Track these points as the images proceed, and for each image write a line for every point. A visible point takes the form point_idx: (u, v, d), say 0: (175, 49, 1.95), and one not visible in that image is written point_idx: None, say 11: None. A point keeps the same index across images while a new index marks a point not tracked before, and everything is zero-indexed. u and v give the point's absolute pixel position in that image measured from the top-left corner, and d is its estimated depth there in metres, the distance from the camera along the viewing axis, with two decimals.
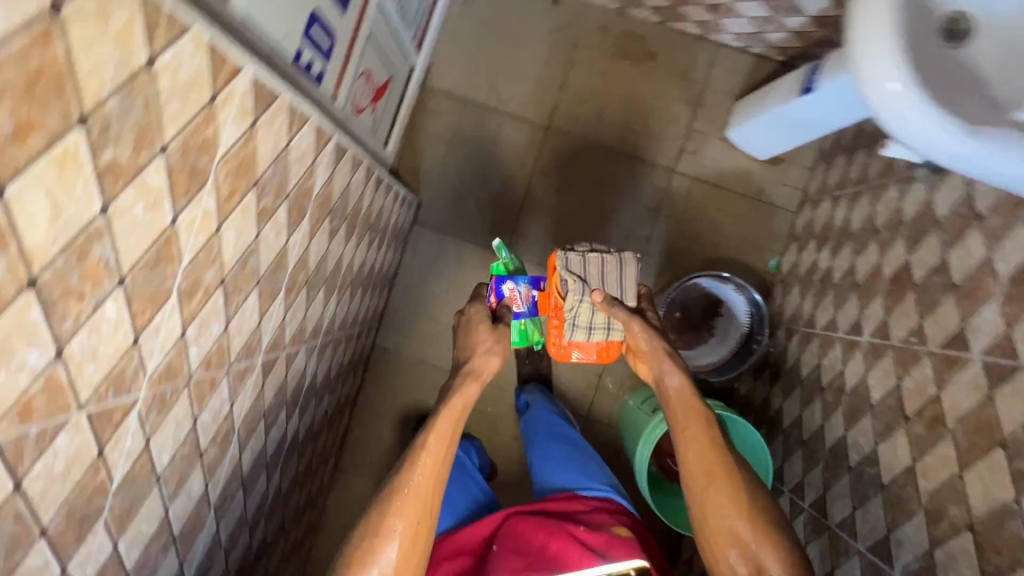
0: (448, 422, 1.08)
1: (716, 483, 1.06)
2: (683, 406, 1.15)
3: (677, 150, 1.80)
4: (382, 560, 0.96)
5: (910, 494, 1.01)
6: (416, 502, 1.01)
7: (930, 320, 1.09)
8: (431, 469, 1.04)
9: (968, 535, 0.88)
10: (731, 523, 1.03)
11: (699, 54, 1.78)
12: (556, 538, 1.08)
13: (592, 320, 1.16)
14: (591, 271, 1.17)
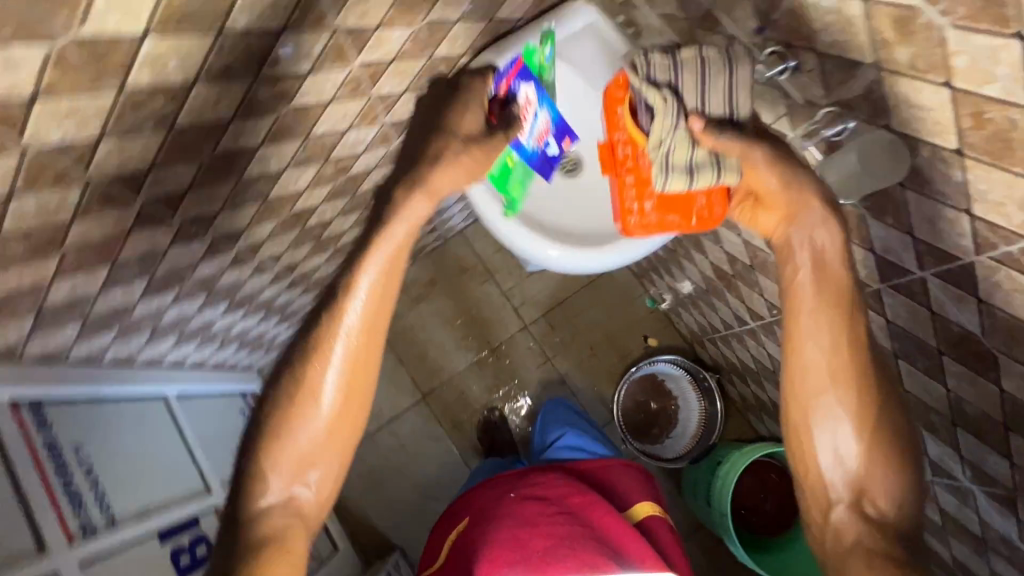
0: (387, 262, 0.86)
1: (830, 391, 0.81)
2: (818, 285, 0.82)
3: (512, 311, 1.97)
4: (294, 436, 0.83)
5: None
6: (348, 384, 0.85)
7: (765, 293, 1.24)
8: (363, 352, 0.86)
9: (955, 430, 0.96)
10: (830, 430, 0.81)
11: (456, 248, 2.01)
12: (603, 515, 1.10)
13: (696, 155, 0.87)
14: (683, 83, 0.86)
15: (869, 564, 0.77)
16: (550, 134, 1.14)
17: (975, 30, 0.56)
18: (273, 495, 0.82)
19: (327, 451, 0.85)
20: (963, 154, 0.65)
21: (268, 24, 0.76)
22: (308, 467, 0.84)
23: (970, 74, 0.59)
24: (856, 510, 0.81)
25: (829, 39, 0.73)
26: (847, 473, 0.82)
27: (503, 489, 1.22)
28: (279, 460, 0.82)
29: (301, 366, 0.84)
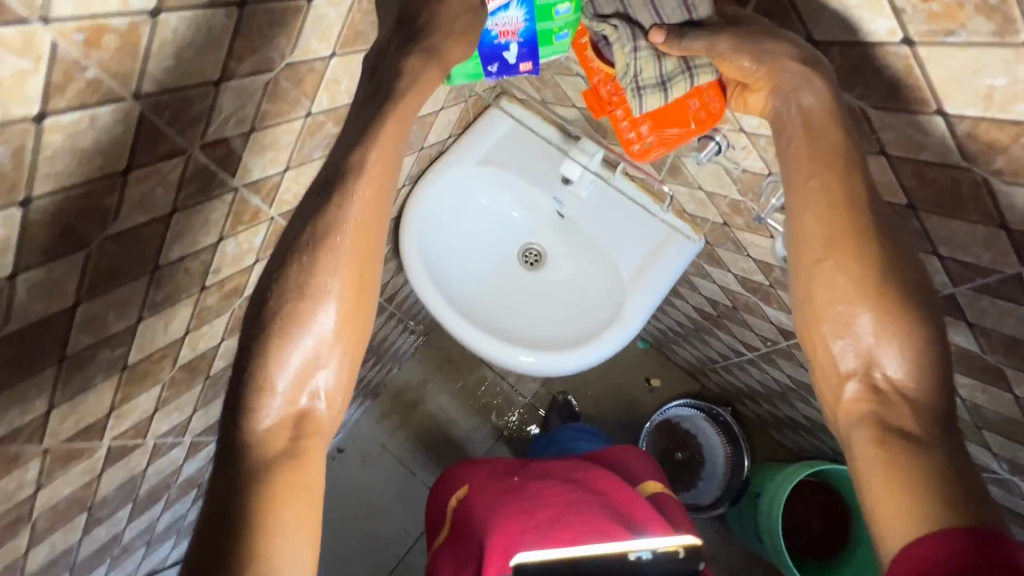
0: (378, 177, 0.60)
1: (842, 250, 0.59)
2: (809, 136, 0.60)
3: (511, 387, 1.92)
4: (301, 348, 0.59)
5: None
6: (352, 289, 0.61)
7: (756, 328, 1.23)
8: (360, 248, 0.60)
9: (984, 434, 0.94)
10: (851, 305, 0.59)
11: (439, 339, 1.97)
12: (606, 483, 1.06)
13: (667, 67, 0.68)
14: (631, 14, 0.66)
15: (883, 443, 0.56)
16: (513, 40, 0.76)
17: (894, 109, 0.57)
18: (273, 411, 0.58)
19: (330, 358, 0.60)
20: (916, 211, 0.66)
21: (202, 244, 0.73)
22: (322, 359, 0.60)
23: (901, 144, 0.60)
24: (866, 402, 0.59)
25: (752, 121, 0.75)
26: (877, 357, 0.59)
27: (503, 468, 1.19)
28: (283, 367, 0.58)
29: (286, 272, 0.59)
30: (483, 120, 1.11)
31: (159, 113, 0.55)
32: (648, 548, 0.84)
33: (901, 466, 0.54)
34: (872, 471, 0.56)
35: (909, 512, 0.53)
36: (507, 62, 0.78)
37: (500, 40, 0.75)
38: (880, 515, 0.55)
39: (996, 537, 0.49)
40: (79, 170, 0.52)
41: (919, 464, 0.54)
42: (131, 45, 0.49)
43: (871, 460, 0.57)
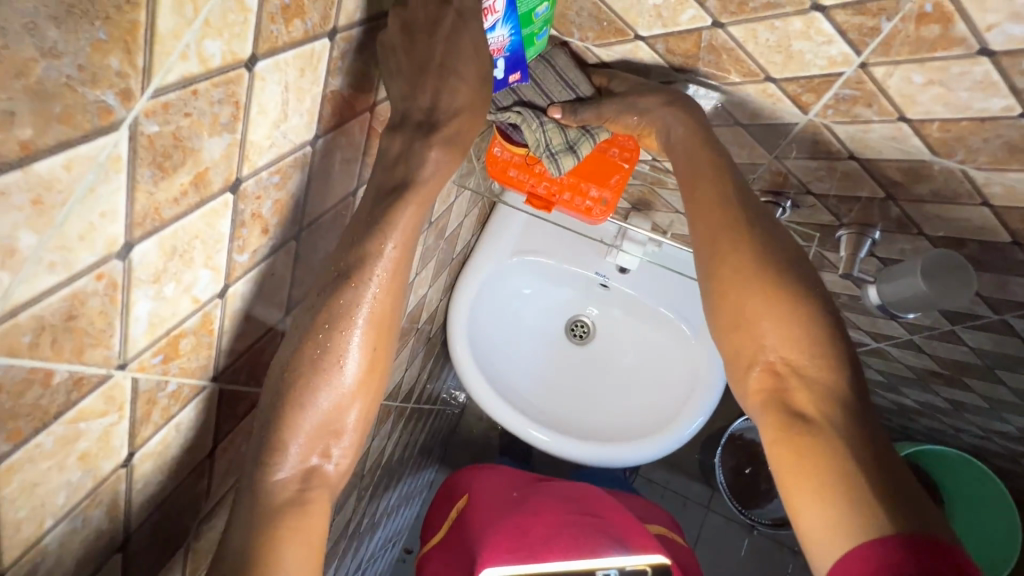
0: (398, 256, 0.47)
1: (727, 246, 0.53)
2: (686, 150, 0.59)
3: None
4: (313, 414, 0.44)
5: (1014, 406, 1.06)
6: (368, 361, 0.47)
7: None
8: (388, 309, 0.47)
9: None
10: (748, 293, 0.51)
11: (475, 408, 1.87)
12: (611, 507, 0.89)
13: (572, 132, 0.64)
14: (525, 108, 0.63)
15: (792, 436, 0.47)
16: (499, 56, 0.56)
17: (1006, 170, 0.54)
18: (285, 465, 0.44)
19: (355, 407, 0.46)
20: (1020, 244, 0.63)
21: None
22: (345, 428, 0.46)
23: (1010, 197, 0.57)
24: (771, 390, 0.50)
25: (823, 184, 0.69)
26: (779, 348, 0.50)
27: (516, 481, 0.96)
28: (296, 429, 0.44)
29: (313, 331, 0.45)
30: (499, 214, 1.02)
31: (234, 379, 0.48)
32: (617, 565, 0.79)
33: (810, 449, 0.45)
34: (783, 464, 0.47)
35: (827, 516, 0.43)
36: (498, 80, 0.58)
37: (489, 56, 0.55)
38: (803, 523, 0.45)
39: (945, 552, 0.39)
40: (169, 477, 0.45)
41: (824, 454, 0.45)
42: (205, 336, 0.42)
43: (781, 454, 0.47)
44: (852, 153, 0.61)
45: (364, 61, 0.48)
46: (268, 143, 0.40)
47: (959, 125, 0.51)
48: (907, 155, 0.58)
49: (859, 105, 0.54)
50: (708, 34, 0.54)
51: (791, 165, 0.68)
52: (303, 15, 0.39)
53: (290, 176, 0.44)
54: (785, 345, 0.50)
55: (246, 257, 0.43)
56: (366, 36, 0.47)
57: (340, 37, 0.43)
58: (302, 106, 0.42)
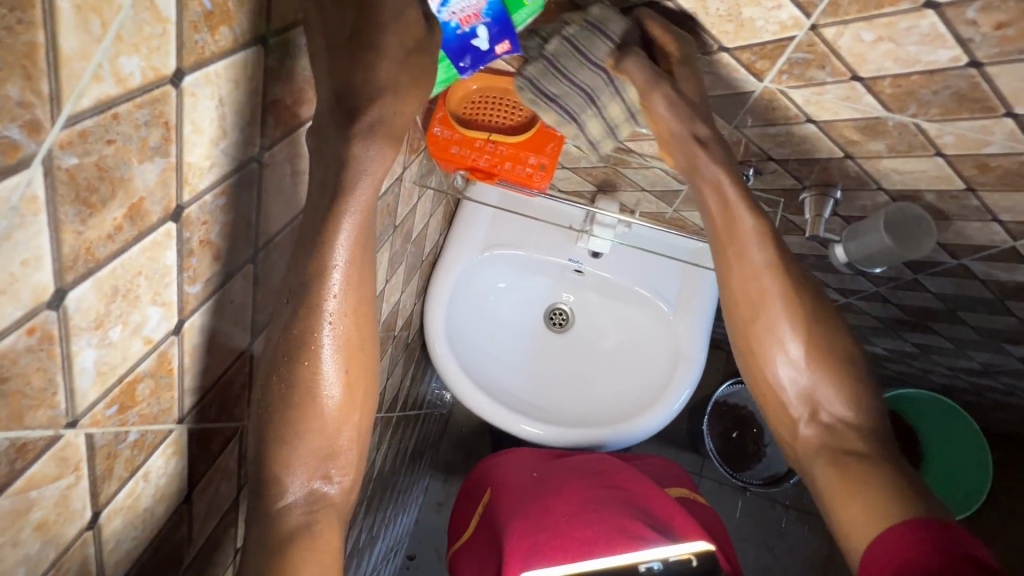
0: (358, 262, 0.44)
1: (767, 324, 0.58)
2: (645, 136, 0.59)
3: None
4: (305, 444, 0.44)
5: (976, 343, 1.10)
6: (347, 383, 0.46)
7: None
8: (357, 336, 0.46)
9: None
10: (776, 348, 0.58)
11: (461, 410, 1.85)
12: (632, 478, 0.86)
13: (616, 117, 0.62)
14: (575, 80, 0.59)
15: (853, 473, 0.54)
16: (478, 22, 0.55)
17: (957, 120, 0.55)
18: (290, 500, 0.44)
19: (348, 439, 0.46)
20: (973, 190, 0.64)
21: None
22: (340, 451, 0.46)
23: (962, 145, 0.58)
24: (822, 438, 0.58)
25: (783, 150, 0.69)
26: (819, 396, 0.58)
27: (535, 461, 0.93)
28: (290, 464, 0.44)
29: (274, 368, 0.43)
30: (464, 212, 1.00)
31: (204, 417, 0.45)
32: (659, 558, 0.72)
33: (863, 484, 0.53)
34: (837, 490, 0.54)
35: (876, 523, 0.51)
36: (483, 52, 0.57)
37: (464, 24, 0.54)
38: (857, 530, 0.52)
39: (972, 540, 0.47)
40: (144, 530, 0.42)
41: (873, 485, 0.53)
42: (164, 376, 0.39)
43: (833, 478, 0.55)
44: (808, 116, 0.62)
45: (303, 67, 0.45)
46: (207, 164, 0.37)
47: (910, 79, 0.52)
48: (862, 114, 0.58)
49: (812, 67, 0.54)
50: (657, 8, 0.55)
51: (750, 134, 0.68)
52: (230, 22, 0.36)
53: (237, 197, 0.41)
54: (812, 401, 0.58)
55: (199, 287, 0.40)
56: (302, 39, 0.44)
57: (274, 43, 0.41)
58: (241, 120, 0.39)
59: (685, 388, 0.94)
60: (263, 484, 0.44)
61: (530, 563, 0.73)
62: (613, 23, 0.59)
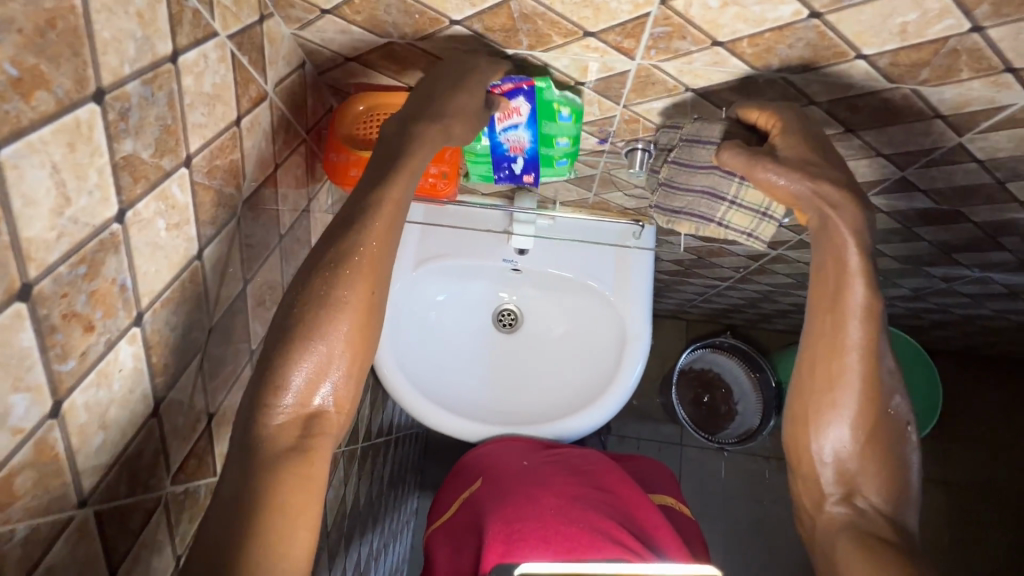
0: (391, 215, 0.54)
1: (835, 395, 0.57)
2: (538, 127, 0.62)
3: None
4: (318, 353, 0.49)
5: (900, 270, 1.16)
6: (365, 302, 0.52)
7: (728, 262, 1.25)
8: (374, 260, 0.53)
9: (955, 256, 1.03)
10: (828, 424, 0.58)
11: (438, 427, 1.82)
12: (621, 481, 0.85)
13: (758, 202, 0.66)
14: (693, 190, 0.68)
15: (873, 556, 0.53)
16: (519, 154, 0.73)
17: (817, 68, 0.57)
18: (286, 404, 0.48)
19: (345, 358, 0.51)
20: (852, 131, 0.68)
21: None
22: (338, 359, 0.50)
23: (829, 91, 0.61)
24: (848, 521, 0.57)
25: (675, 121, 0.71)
26: (857, 476, 0.58)
27: (526, 450, 0.90)
28: (300, 358, 0.49)
29: (317, 265, 0.51)
30: None
31: (114, 495, 0.43)
32: None
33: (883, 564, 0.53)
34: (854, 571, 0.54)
35: None
36: (514, 172, 0.75)
37: (511, 153, 0.73)
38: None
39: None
40: None
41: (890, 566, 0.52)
42: (47, 464, 0.37)
43: (853, 557, 0.55)
44: (686, 86, 0.64)
45: (155, 116, 0.44)
46: (53, 236, 0.35)
47: (764, 37, 0.54)
48: (733, 75, 0.61)
49: (674, 39, 0.56)
50: (516, 5, 0.54)
51: (639, 111, 0.70)
52: (47, 84, 0.34)
53: (100, 263, 0.39)
54: (849, 485, 0.58)
55: (73, 362, 0.38)
56: (146, 89, 0.42)
57: (112, 98, 0.39)
58: (87, 183, 0.38)
59: (638, 364, 0.94)
60: (265, 383, 0.48)
61: (511, 551, 0.69)
62: (480, 25, 0.59)
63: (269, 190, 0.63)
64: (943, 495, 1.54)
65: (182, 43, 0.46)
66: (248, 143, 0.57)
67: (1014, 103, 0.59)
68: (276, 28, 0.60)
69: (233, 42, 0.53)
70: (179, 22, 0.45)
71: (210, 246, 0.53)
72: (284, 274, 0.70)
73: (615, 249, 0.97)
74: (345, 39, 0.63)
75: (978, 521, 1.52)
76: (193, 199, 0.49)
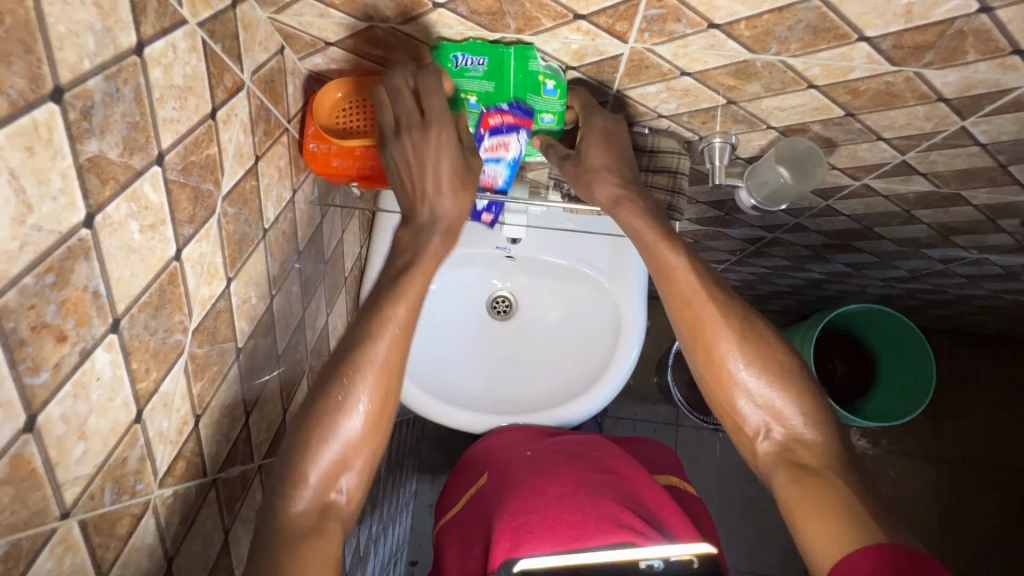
0: None
1: (712, 334, 0.63)
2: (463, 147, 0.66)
3: None
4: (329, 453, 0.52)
5: (896, 252, 1.15)
6: (379, 405, 0.55)
7: (723, 242, 1.24)
8: (392, 360, 0.56)
9: (952, 237, 1.02)
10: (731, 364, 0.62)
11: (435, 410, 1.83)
12: (625, 465, 0.85)
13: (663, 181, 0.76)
14: None
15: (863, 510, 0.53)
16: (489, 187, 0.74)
17: (817, 51, 0.55)
18: (304, 497, 0.51)
19: (359, 458, 0.53)
20: (852, 114, 0.65)
21: (216, 552, 0.60)
22: (352, 462, 0.53)
23: (829, 74, 0.59)
24: (782, 454, 0.59)
25: (670, 105, 0.69)
26: (775, 410, 0.60)
27: (529, 438, 0.91)
28: (318, 458, 0.51)
29: (337, 375, 0.54)
30: (381, 220, 0.96)
31: (98, 504, 0.42)
32: (658, 555, 0.60)
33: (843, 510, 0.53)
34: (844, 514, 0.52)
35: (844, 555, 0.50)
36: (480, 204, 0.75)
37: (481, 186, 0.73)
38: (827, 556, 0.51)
39: (918, 554, 0.47)
40: None
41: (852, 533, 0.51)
42: (24, 480, 0.36)
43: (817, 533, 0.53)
44: (681, 70, 0.61)
45: (121, 113, 0.41)
46: (15, 246, 0.34)
47: (763, 20, 0.52)
48: (730, 60, 0.58)
49: (669, 22, 0.53)
50: None
51: (632, 95, 0.68)
52: None
53: (69, 270, 0.38)
54: (775, 419, 0.60)
55: (46, 375, 0.37)
56: (110, 85, 0.40)
57: (72, 96, 0.37)
58: (50, 188, 0.36)
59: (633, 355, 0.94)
60: (288, 480, 0.51)
61: (517, 546, 0.68)
62: (464, 6, 0.56)
63: (250, 183, 0.61)
64: (936, 471, 1.56)
65: (147, 33, 0.43)
66: (224, 136, 0.55)
67: (1019, 86, 0.57)
68: (251, 12, 0.57)
69: (205, 29, 0.50)
70: (143, 11, 0.43)
71: (188, 246, 0.51)
72: (271, 270, 0.67)
73: (609, 237, 0.96)
74: (324, 23, 0.60)
75: (965, 496, 1.54)
76: (167, 197, 0.47)
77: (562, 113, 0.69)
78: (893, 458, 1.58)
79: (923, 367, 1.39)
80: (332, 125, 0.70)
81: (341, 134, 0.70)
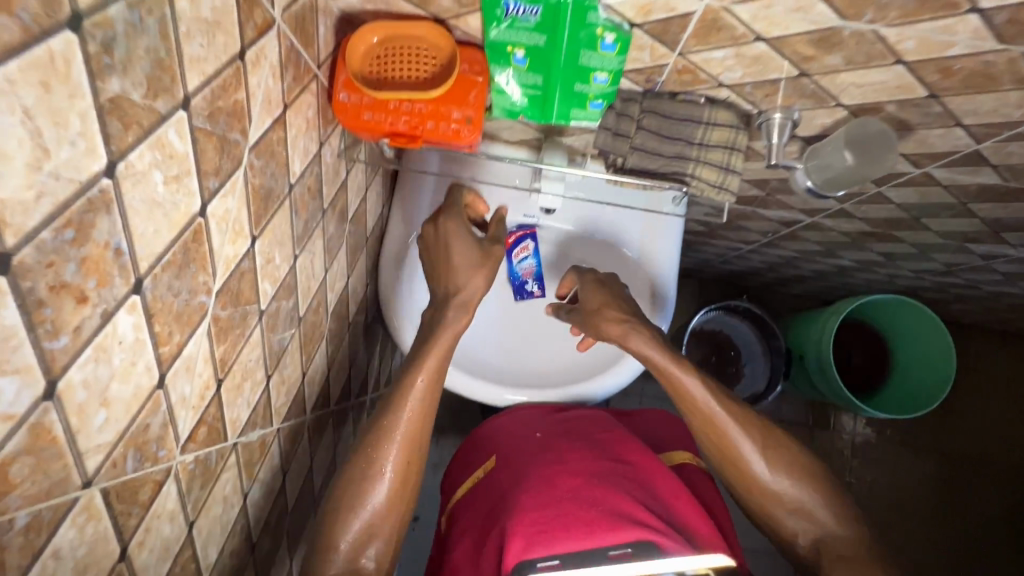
0: None
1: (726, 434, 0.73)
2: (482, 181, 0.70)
3: None
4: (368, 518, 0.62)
5: (937, 244, 1.10)
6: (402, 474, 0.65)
7: (756, 222, 1.19)
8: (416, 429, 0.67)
9: (1002, 234, 0.97)
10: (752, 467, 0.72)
11: None
12: (634, 450, 0.82)
13: (718, 161, 0.68)
14: (662, 155, 0.69)
15: None
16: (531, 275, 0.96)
17: (918, 21, 0.49)
18: (341, 551, 0.61)
19: (383, 529, 0.63)
20: (937, 96, 0.60)
21: (235, 518, 0.59)
22: (377, 529, 0.63)
23: (923, 49, 0.53)
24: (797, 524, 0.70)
25: (734, 73, 0.63)
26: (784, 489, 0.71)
27: (537, 419, 0.89)
28: (348, 529, 0.62)
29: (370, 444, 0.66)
30: (405, 179, 0.91)
31: (122, 474, 0.41)
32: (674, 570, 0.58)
33: None
34: None
35: None
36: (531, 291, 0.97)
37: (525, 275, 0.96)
38: None
39: None
40: None
41: None
42: (46, 449, 0.33)
43: None
44: (757, 34, 0.55)
45: (146, 48, 0.37)
46: (31, 196, 0.30)
47: None
48: (815, 26, 0.52)
49: None
50: None
51: (694, 60, 0.62)
52: (9, 6, 0.27)
53: (90, 224, 0.34)
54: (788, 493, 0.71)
55: (67, 339, 0.34)
56: (134, 14, 0.35)
57: (92, 24, 0.32)
58: (68, 130, 0.32)
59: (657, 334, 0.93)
60: (326, 535, 0.61)
61: (530, 546, 0.63)
62: None
63: (277, 134, 0.56)
64: (938, 464, 1.56)
65: None
66: (253, 81, 0.50)
67: None
68: None
69: None
70: None
71: (213, 201, 0.47)
72: (294, 229, 0.63)
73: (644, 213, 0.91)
74: None
75: (966, 489, 1.54)
76: (193, 147, 0.43)
77: (617, 72, 0.63)
78: (896, 449, 1.58)
79: (944, 362, 1.35)
80: (367, 77, 0.65)
81: (373, 85, 0.65)
